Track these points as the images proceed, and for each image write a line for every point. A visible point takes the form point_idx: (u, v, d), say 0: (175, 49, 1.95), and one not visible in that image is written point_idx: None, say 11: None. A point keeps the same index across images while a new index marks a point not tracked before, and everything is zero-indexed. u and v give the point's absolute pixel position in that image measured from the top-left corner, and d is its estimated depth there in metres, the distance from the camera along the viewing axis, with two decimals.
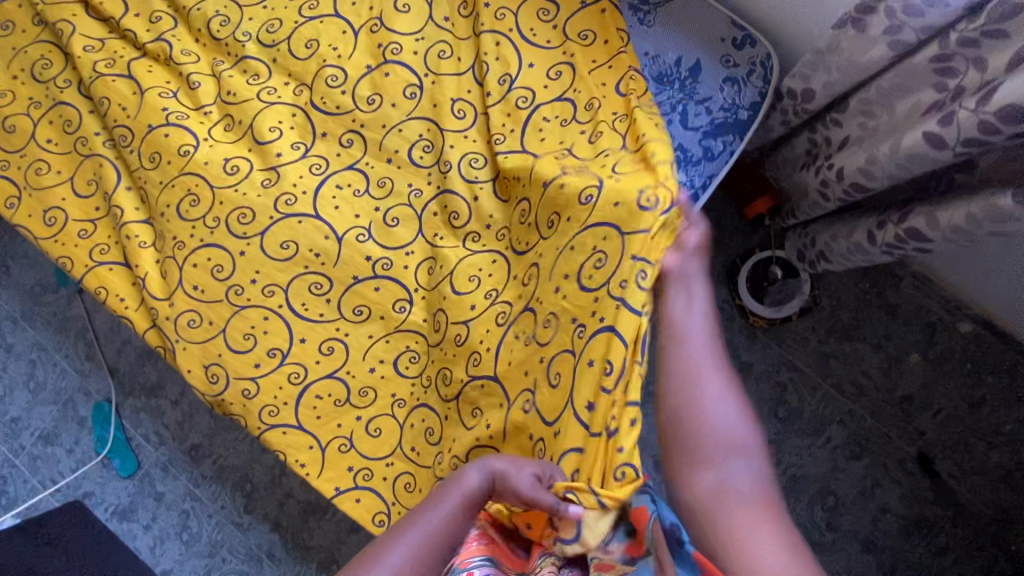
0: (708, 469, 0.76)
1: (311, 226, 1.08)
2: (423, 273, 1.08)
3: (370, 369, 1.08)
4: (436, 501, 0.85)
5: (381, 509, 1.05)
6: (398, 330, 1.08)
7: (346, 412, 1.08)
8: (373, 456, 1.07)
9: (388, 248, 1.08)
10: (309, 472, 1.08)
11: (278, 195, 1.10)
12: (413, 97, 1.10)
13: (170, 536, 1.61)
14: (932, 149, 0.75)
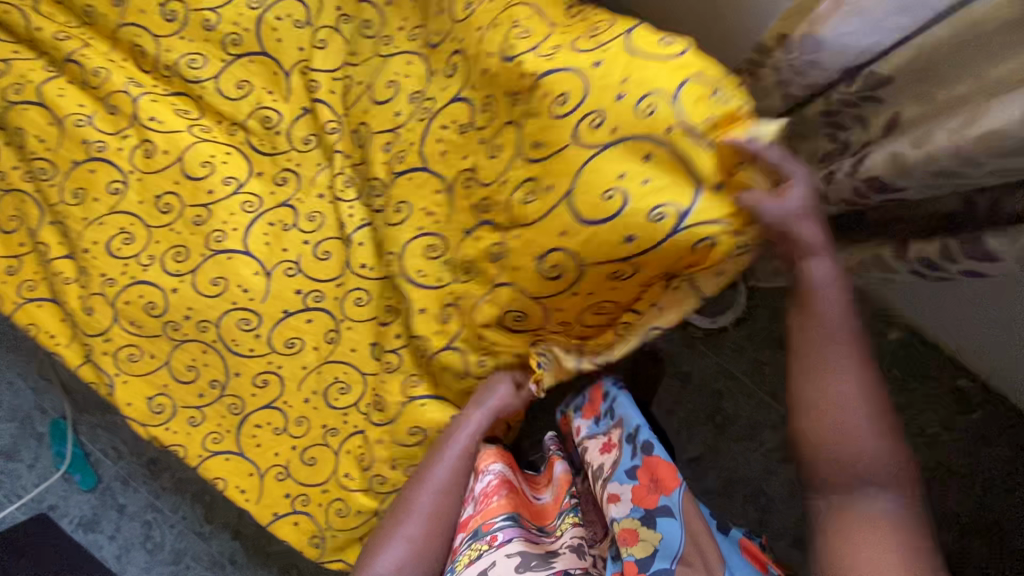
0: (842, 485, 0.72)
1: (240, 262, 1.08)
2: (351, 304, 1.07)
3: (306, 400, 1.08)
4: (449, 446, 0.99)
5: (315, 532, 1.09)
6: (330, 359, 1.08)
7: (284, 441, 1.09)
8: (308, 484, 1.09)
9: (319, 280, 1.08)
10: (248, 497, 1.10)
11: (209, 233, 1.09)
12: (334, 132, 1.07)
13: (134, 545, 1.65)
14: (818, 203, 0.76)
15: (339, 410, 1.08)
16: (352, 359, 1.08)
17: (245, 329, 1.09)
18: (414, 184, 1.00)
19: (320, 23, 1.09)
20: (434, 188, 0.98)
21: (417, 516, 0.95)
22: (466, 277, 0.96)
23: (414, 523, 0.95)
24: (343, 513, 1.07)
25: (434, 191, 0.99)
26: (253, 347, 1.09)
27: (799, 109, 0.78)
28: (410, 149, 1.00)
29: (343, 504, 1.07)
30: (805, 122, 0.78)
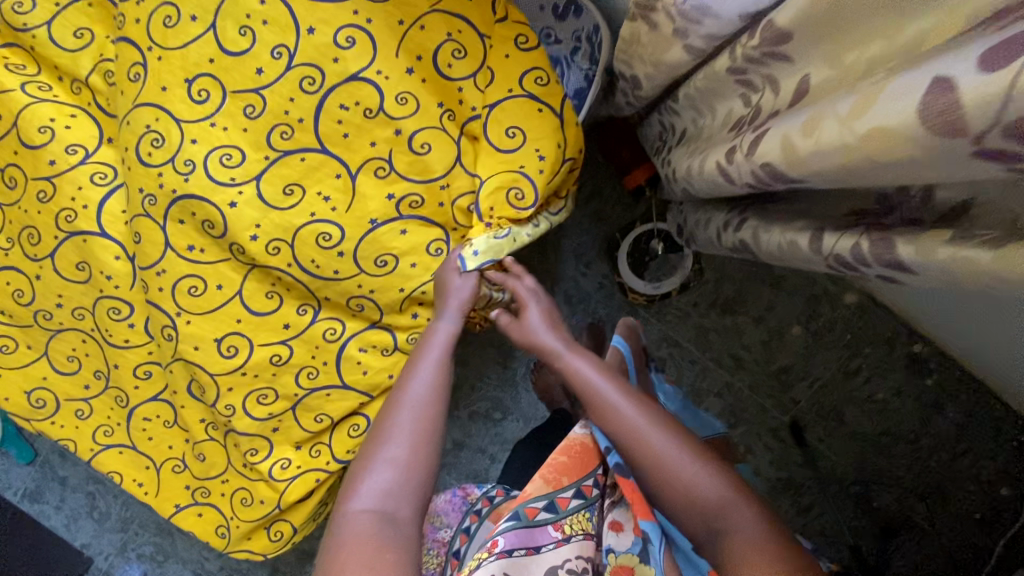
0: (712, 533, 0.67)
1: (97, 246, 0.95)
2: (197, 291, 0.94)
3: (183, 390, 0.98)
4: (421, 360, 0.87)
5: (222, 522, 1.03)
6: (176, 358, 0.96)
7: (176, 434, 1.03)
8: (207, 476, 1.01)
9: (195, 262, 0.93)
10: (147, 490, 1.06)
11: (58, 212, 0.96)
12: (204, 100, 0.89)
13: (81, 515, 1.66)
14: (726, 182, 0.62)
15: (226, 398, 0.94)
16: (252, 340, 0.94)
17: (116, 319, 0.99)
18: (307, 165, 0.88)
19: None
20: (331, 173, 0.88)
21: (399, 436, 0.78)
22: (374, 268, 0.91)
23: (398, 443, 0.77)
24: (248, 501, 1.00)
25: (327, 174, 0.88)
26: (126, 336, 0.99)
27: (709, 63, 0.63)
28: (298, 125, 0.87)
29: (247, 493, 0.99)
30: (716, 78, 0.63)
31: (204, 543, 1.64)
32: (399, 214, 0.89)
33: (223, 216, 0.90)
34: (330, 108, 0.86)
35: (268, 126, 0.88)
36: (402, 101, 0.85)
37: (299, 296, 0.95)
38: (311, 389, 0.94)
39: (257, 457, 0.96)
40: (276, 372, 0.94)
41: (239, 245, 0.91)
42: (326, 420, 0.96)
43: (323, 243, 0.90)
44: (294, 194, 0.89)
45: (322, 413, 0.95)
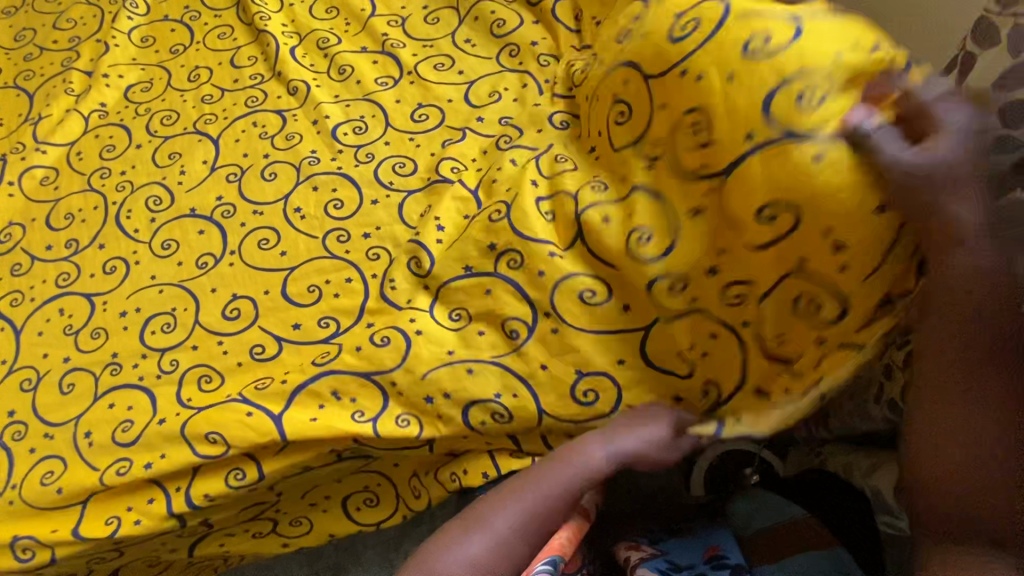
0: None
1: (202, 146, 1.03)
2: (251, 241, 0.92)
3: (122, 313, 0.91)
4: (561, 467, 0.69)
5: (47, 465, 0.81)
6: (183, 284, 0.91)
7: (99, 356, 0.88)
8: (52, 421, 0.84)
9: (298, 232, 0.91)
10: (17, 400, 0.87)
11: (205, 113, 1.08)
12: (421, 121, 0.97)
13: None
14: None
15: (181, 352, 0.85)
16: (257, 317, 0.85)
17: (149, 207, 0.99)
18: (449, 194, 0.84)
19: (444, 5, 1.09)
20: (464, 212, 0.83)
21: (494, 526, 0.67)
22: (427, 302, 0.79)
23: (481, 540, 0.66)
24: (46, 479, 0.80)
25: (465, 212, 0.83)
26: (158, 254, 0.95)
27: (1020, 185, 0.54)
28: (471, 167, 0.89)
29: (51, 469, 0.81)
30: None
31: None
32: (495, 271, 0.76)
33: (360, 204, 0.91)
34: (500, 158, 0.85)
35: (448, 158, 0.91)
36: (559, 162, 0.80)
37: (334, 308, 0.83)
38: (245, 398, 0.78)
39: (126, 433, 0.80)
40: (244, 363, 0.82)
41: (339, 233, 0.90)
42: (216, 443, 0.76)
43: (413, 266, 0.81)
44: (425, 215, 0.86)
45: (218, 433, 0.76)
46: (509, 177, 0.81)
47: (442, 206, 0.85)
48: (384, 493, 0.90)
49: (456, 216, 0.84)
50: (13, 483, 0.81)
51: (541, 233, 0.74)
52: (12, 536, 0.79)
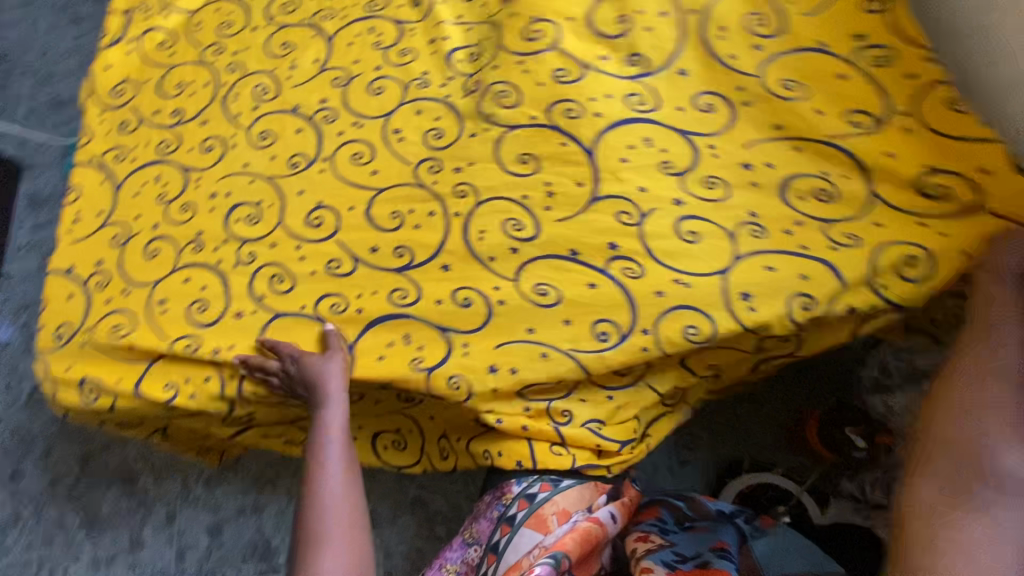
0: None
1: (316, 43, 1.00)
2: (344, 153, 0.90)
3: (211, 195, 0.92)
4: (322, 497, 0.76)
5: (122, 320, 0.86)
6: (273, 179, 0.91)
7: (184, 230, 0.90)
8: (135, 281, 0.88)
9: (393, 153, 0.88)
10: (107, 253, 0.92)
11: (324, 7, 1.04)
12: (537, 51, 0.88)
13: (41, 245, 1.62)
14: None
15: (259, 248, 0.86)
16: (338, 231, 0.85)
17: (254, 95, 0.98)
18: (559, 153, 0.79)
19: None
20: (574, 181, 0.78)
21: (332, 551, 0.73)
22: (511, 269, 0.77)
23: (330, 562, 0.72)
24: (118, 331, 0.85)
25: (574, 178, 0.78)
26: (256, 144, 0.94)
27: None
28: (588, 111, 0.80)
29: (124, 323, 0.85)
30: None
31: (74, 433, 1.43)
32: (604, 269, 0.75)
33: (459, 135, 0.86)
34: (631, 129, 0.77)
35: (559, 98, 0.81)
36: (708, 181, 0.74)
37: (413, 240, 0.82)
38: (321, 317, 0.81)
39: (200, 312, 0.84)
40: (316, 274, 0.83)
41: (432, 163, 0.86)
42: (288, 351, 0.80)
43: (507, 227, 0.79)
44: (527, 165, 0.81)
45: (293, 345, 0.80)
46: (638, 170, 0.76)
47: (549, 163, 0.80)
48: (412, 439, 0.91)
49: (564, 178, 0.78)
50: (90, 328, 0.87)
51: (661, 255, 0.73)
52: (80, 377, 0.85)
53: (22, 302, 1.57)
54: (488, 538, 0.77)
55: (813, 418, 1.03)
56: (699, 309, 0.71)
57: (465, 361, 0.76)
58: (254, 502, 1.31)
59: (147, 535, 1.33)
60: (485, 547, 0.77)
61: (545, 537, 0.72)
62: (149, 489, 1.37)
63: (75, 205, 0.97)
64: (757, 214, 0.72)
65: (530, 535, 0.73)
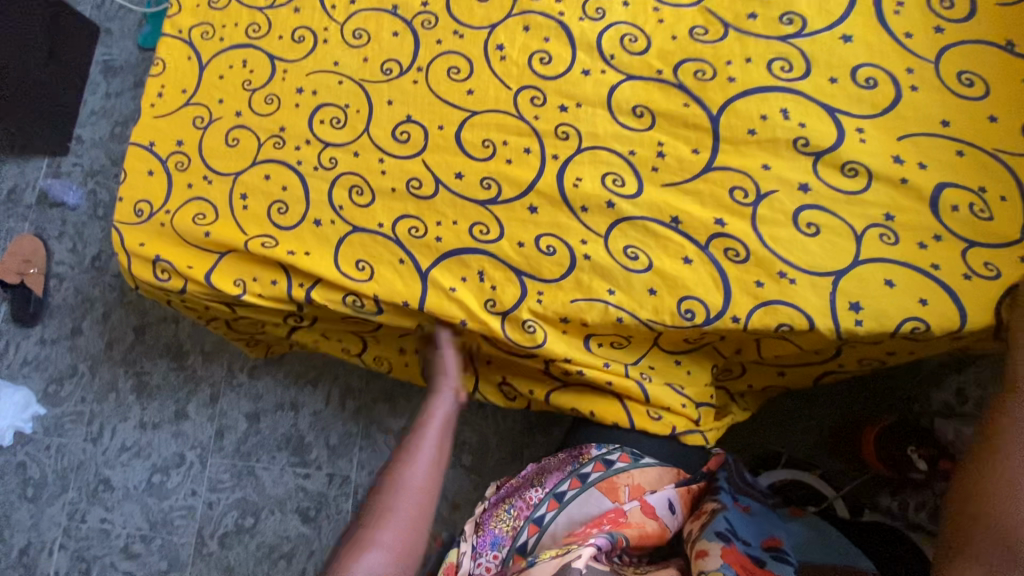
0: None
1: None
2: (441, 66, 0.84)
3: (297, 90, 0.88)
4: (396, 494, 0.71)
5: (202, 207, 0.86)
6: (363, 82, 0.86)
7: (268, 122, 0.87)
8: (216, 168, 0.87)
9: (494, 74, 0.82)
10: (189, 134, 0.90)
11: None
12: None
13: (112, 116, 1.62)
14: None
15: (342, 154, 0.83)
16: (425, 149, 0.81)
17: None
18: (680, 112, 0.75)
19: None
20: (691, 146, 0.74)
21: (408, 499, 0.70)
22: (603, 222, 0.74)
23: (405, 502, 0.70)
24: (199, 218, 0.85)
25: (690, 144, 0.74)
26: (348, 41, 0.89)
27: None
28: (722, 71, 0.76)
29: (206, 211, 0.85)
30: None
31: (133, 304, 1.50)
32: (705, 243, 0.71)
33: (570, 67, 0.80)
34: (767, 99, 0.73)
35: (693, 54, 0.77)
36: (849, 171, 0.70)
37: (504, 174, 0.78)
38: (398, 239, 0.78)
39: (278, 212, 0.83)
40: (398, 191, 0.80)
41: (533, 92, 0.80)
42: (362, 268, 0.78)
43: (608, 182, 0.75)
44: (643, 120, 0.77)
45: (369, 264, 0.78)
46: (762, 145, 0.72)
47: (665, 123, 0.76)
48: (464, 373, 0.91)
49: (680, 141, 0.75)
50: (169, 209, 0.87)
51: (770, 242, 0.69)
52: (154, 255, 0.85)
53: (90, 169, 1.59)
54: (553, 486, 0.77)
55: (874, 428, 0.97)
56: (794, 305, 0.67)
57: (539, 311, 0.73)
58: (293, 398, 1.36)
59: (191, 411, 1.41)
60: (547, 491, 0.77)
61: (614, 505, 0.73)
62: (198, 368, 1.43)
63: (159, 79, 0.95)
64: (888, 215, 0.68)
65: (599, 498, 0.74)
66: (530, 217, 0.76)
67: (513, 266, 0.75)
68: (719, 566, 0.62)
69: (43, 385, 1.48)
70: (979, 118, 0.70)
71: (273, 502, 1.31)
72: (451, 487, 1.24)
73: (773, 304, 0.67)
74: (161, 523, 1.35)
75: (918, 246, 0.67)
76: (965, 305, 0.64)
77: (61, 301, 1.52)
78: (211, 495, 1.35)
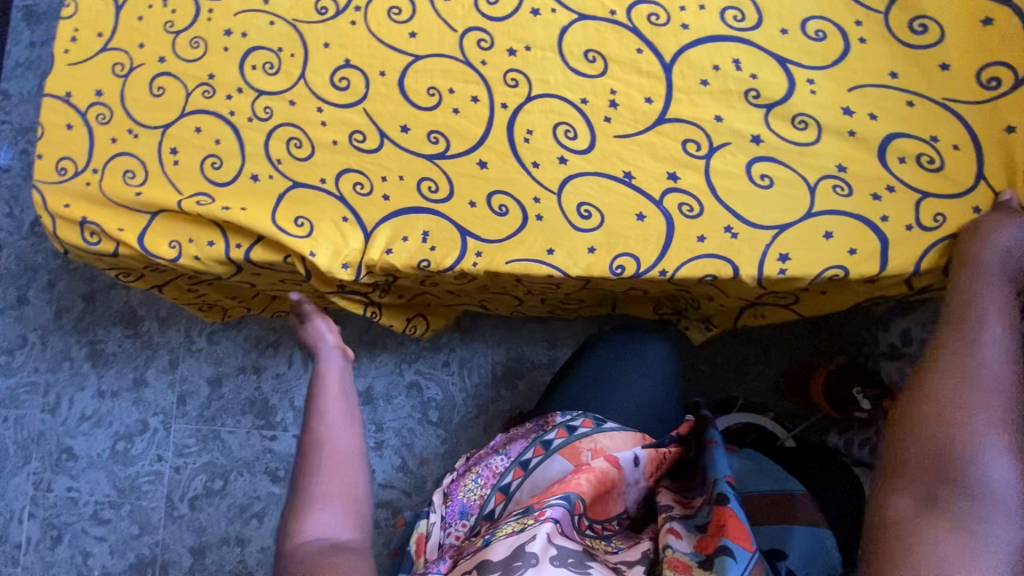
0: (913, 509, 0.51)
1: None
2: (380, 6, 0.78)
3: (225, 34, 0.81)
4: (319, 451, 0.62)
5: (130, 165, 0.80)
6: (297, 25, 0.80)
7: (195, 71, 0.81)
8: (142, 122, 0.81)
9: (437, 15, 0.76)
10: (109, 84, 0.83)
11: None
12: None
13: (38, 66, 1.49)
14: None
15: (278, 103, 0.78)
16: (366, 98, 0.76)
17: None
18: (632, 57, 0.72)
19: None
20: (644, 93, 0.71)
21: (331, 453, 0.61)
22: (553, 176, 0.71)
23: (329, 460, 0.61)
24: (128, 177, 0.80)
25: (642, 91, 0.71)
26: None
27: None
28: (675, 11, 0.72)
29: (134, 168, 0.80)
30: None
31: (80, 269, 1.43)
32: (658, 199, 0.69)
33: (519, 5, 0.75)
34: (720, 46, 0.71)
35: None
36: (800, 124, 0.68)
37: (450, 125, 0.74)
38: (342, 196, 0.75)
39: (212, 168, 0.78)
40: (339, 145, 0.76)
41: (480, 34, 0.75)
42: (300, 229, 0.75)
43: (560, 134, 0.72)
44: (595, 65, 0.73)
45: (310, 223, 0.74)
46: (714, 92, 0.70)
47: (617, 68, 0.72)
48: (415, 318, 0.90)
49: (632, 88, 0.72)
50: (93, 166, 0.81)
51: (721, 194, 0.68)
52: (80, 217, 0.80)
53: (20, 126, 1.48)
54: (519, 454, 0.78)
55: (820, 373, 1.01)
56: (729, 260, 0.67)
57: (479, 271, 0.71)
58: (255, 362, 1.34)
59: (151, 377, 1.38)
60: (513, 461, 0.78)
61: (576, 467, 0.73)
62: (154, 334, 1.39)
63: (72, 21, 0.86)
64: (841, 166, 0.67)
65: (562, 462, 0.74)
66: (479, 171, 0.73)
67: (456, 223, 0.72)
68: (689, 551, 0.61)
69: None
70: (933, 64, 0.68)
71: (242, 464, 1.31)
72: (418, 442, 1.26)
73: (716, 258, 0.67)
74: (129, 488, 1.34)
75: (869, 199, 0.66)
76: (907, 254, 0.65)
77: (1, 268, 1.45)
78: (178, 460, 1.34)
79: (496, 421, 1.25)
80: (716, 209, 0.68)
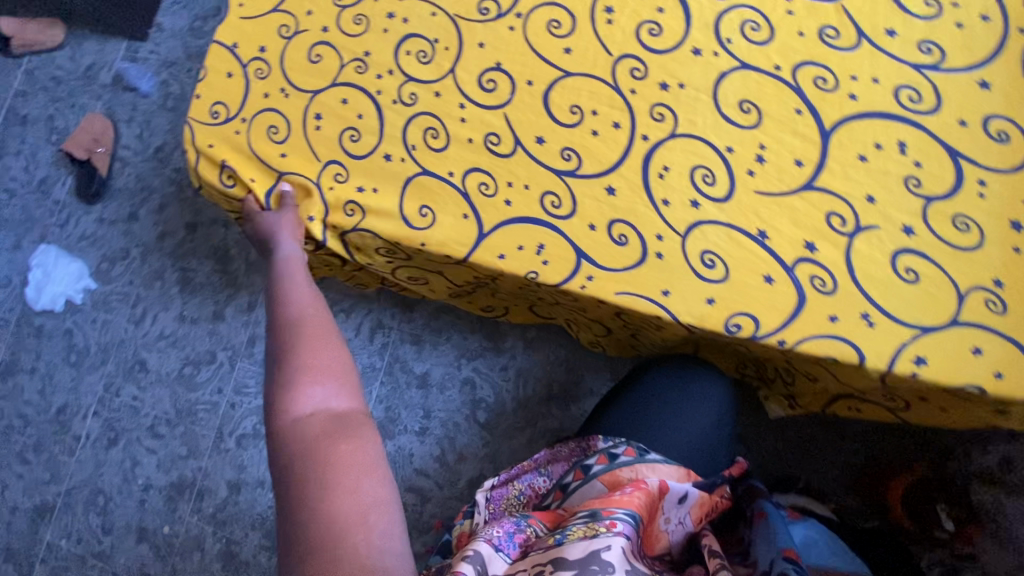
0: None
1: None
2: (541, 18, 0.79)
3: (389, 17, 0.84)
4: (295, 329, 0.63)
5: (276, 121, 0.85)
6: (457, 22, 0.82)
7: (353, 46, 0.85)
8: (295, 83, 0.85)
9: (597, 37, 0.77)
10: (274, 43, 0.88)
11: None
12: None
13: (194, 8, 1.61)
14: None
15: (424, 92, 0.80)
16: (509, 104, 0.77)
17: None
18: (788, 116, 0.70)
19: None
20: (793, 155, 0.69)
21: (308, 332, 0.63)
22: (681, 220, 0.70)
23: (305, 340, 0.62)
24: (271, 132, 0.84)
25: (793, 153, 0.69)
26: None
27: None
28: (846, 80, 0.69)
29: (279, 125, 0.85)
30: None
31: (190, 200, 1.53)
32: (789, 265, 0.66)
33: (682, 42, 0.74)
34: (887, 124, 0.67)
35: (818, 55, 0.70)
36: (961, 224, 0.64)
37: (586, 147, 0.74)
38: (466, 193, 0.76)
39: (350, 140, 0.81)
40: (474, 144, 0.77)
41: (635, 64, 0.75)
42: (421, 218, 0.77)
43: (697, 178, 0.71)
44: (748, 117, 0.71)
45: (432, 214, 0.76)
46: (870, 170, 0.67)
47: (770, 124, 0.70)
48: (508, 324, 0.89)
49: (782, 147, 0.69)
50: (242, 115, 0.86)
51: (857, 276, 0.65)
52: (222, 160, 0.85)
53: (167, 58, 1.60)
54: (560, 476, 0.77)
55: (901, 480, 0.94)
56: (853, 345, 0.63)
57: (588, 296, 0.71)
58: None
59: (229, 313, 1.46)
60: (556, 484, 0.77)
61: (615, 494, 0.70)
62: (241, 274, 1.47)
63: None
64: (996, 280, 0.63)
65: (601, 489, 0.72)
66: (606, 197, 0.72)
67: (574, 246, 0.72)
68: None
69: (96, 261, 1.54)
70: None
71: None
72: (461, 438, 1.27)
73: (841, 341, 0.64)
74: (187, 411, 1.42)
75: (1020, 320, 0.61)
76: None
77: (123, 184, 1.56)
78: (235, 397, 1.41)
79: (541, 436, 1.24)
80: (848, 290, 0.65)
